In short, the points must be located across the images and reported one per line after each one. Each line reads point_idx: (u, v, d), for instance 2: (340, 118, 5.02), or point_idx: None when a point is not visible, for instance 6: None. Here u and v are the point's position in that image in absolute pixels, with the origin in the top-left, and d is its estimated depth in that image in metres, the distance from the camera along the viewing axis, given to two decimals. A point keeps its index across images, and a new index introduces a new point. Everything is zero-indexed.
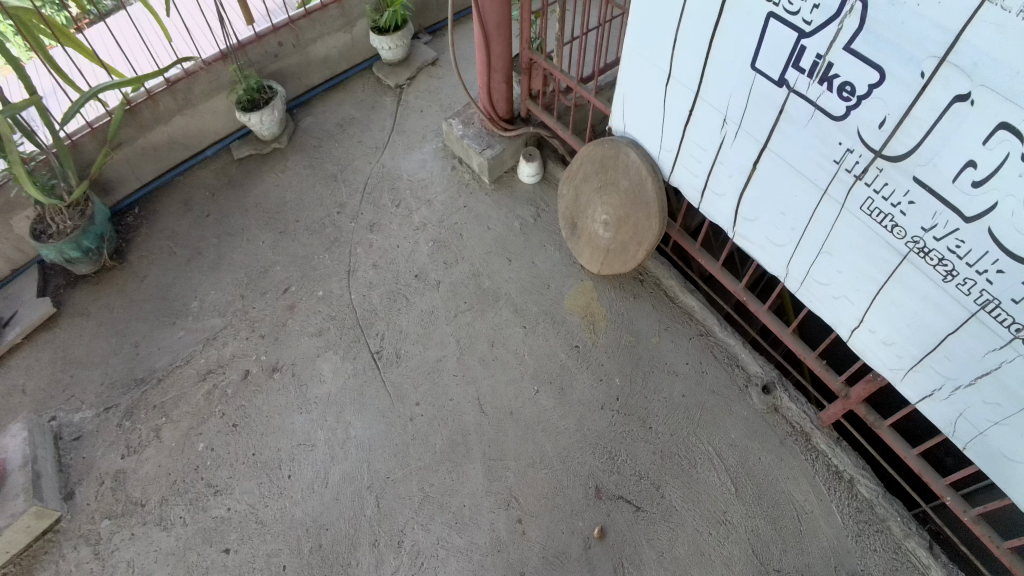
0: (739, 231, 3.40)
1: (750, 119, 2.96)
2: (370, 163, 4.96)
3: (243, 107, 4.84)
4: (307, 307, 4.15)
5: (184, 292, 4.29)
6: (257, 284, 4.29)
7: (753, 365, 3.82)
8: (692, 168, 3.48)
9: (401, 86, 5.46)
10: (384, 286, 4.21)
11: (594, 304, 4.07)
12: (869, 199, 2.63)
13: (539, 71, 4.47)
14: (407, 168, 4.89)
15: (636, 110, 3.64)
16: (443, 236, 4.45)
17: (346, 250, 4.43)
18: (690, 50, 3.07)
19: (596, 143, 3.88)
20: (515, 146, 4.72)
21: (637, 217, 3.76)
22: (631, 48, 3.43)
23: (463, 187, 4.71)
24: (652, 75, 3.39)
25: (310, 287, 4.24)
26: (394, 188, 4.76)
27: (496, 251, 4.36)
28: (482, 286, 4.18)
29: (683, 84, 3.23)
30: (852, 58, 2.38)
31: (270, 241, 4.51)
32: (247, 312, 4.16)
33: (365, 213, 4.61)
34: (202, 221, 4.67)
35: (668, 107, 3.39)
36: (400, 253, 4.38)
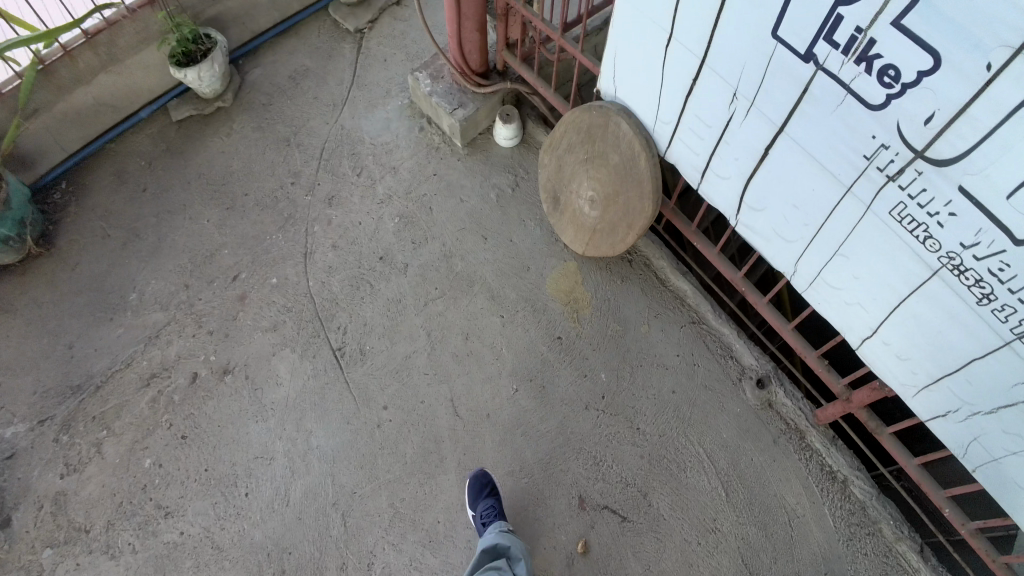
0: (742, 218, 3.02)
1: (765, 97, 2.55)
2: (325, 124, 4.40)
3: (177, 61, 4.23)
4: (258, 298, 3.74)
5: (121, 283, 3.88)
6: (204, 271, 3.85)
7: (747, 357, 3.52)
8: (692, 145, 3.05)
9: (361, 30, 4.83)
10: (344, 271, 3.78)
11: (578, 288, 3.70)
12: (900, 204, 2.28)
13: (517, 18, 3.90)
14: (369, 130, 4.35)
15: (631, 72, 3.16)
16: (410, 210, 3.98)
17: (301, 228, 3.96)
18: (698, 8, 2.60)
19: (581, 110, 3.38)
20: (490, 104, 4.18)
21: (627, 196, 3.33)
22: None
23: (431, 151, 4.21)
24: (650, 33, 2.92)
25: (262, 274, 3.81)
26: (354, 154, 4.24)
27: (469, 228, 3.91)
28: (453, 269, 3.76)
29: (688, 47, 2.76)
30: (901, 36, 1.97)
31: (216, 219, 4.04)
32: (193, 304, 3.76)
33: (322, 185, 4.11)
34: (139, 196, 4.18)
35: (668, 74, 2.94)
36: (359, 231, 3.92)
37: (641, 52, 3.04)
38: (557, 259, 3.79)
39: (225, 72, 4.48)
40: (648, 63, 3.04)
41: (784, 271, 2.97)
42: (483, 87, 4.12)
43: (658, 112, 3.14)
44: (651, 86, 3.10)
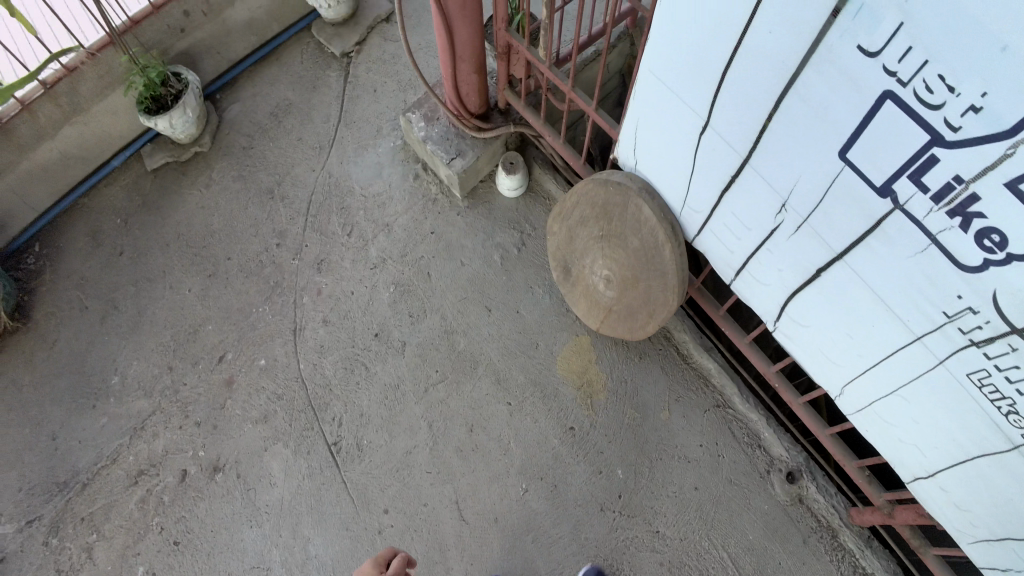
0: (780, 326, 2.64)
1: (819, 219, 2.12)
2: (311, 171, 4.01)
3: (146, 110, 3.88)
4: (246, 383, 3.49)
5: (101, 364, 3.62)
6: (188, 351, 3.59)
7: (776, 447, 3.23)
8: (726, 241, 2.63)
9: (348, 54, 4.38)
10: (337, 351, 3.50)
11: (592, 368, 3.41)
12: (984, 372, 1.90)
13: (520, 59, 3.42)
14: (359, 178, 3.96)
15: (655, 149, 2.70)
16: (407, 276, 3.64)
17: (289, 299, 3.65)
18: (744, 104, 2.15)
19: (593, 179, 2.96)
20: (491, 149, 3.77)
21: (648, 283, 2.95)
22: (653, 71, 2.46)
23: (427, 205, 3.82)
24: (681, 114, 2.46)
25: (250, 355, 3.54)
26: (344, 208, 3.87)
27: (471, 297, 3.58)
28: (455, 348, 3.47)
29: (728, 141, 2.31)
30: (1015, 201, 1.55)
31: (198, 289, 3.73)
32: (178, 391, 3.51)
33: (310, 247, 3.77)
34: (115, 261, 3.87)
35: (699, 162, 2.49)
36: (351, 303, 3.60)
37: (667, 131, 2.58)
38: (567, 333, 3.49)
39: (201, 113, 4.07)
40: (674, 144, 2.59)
41: (826, 389, 2.60)
42: (484, 131, 3.68)
43: (684, 197, 2.70)
44: (677, 169, 2.65)
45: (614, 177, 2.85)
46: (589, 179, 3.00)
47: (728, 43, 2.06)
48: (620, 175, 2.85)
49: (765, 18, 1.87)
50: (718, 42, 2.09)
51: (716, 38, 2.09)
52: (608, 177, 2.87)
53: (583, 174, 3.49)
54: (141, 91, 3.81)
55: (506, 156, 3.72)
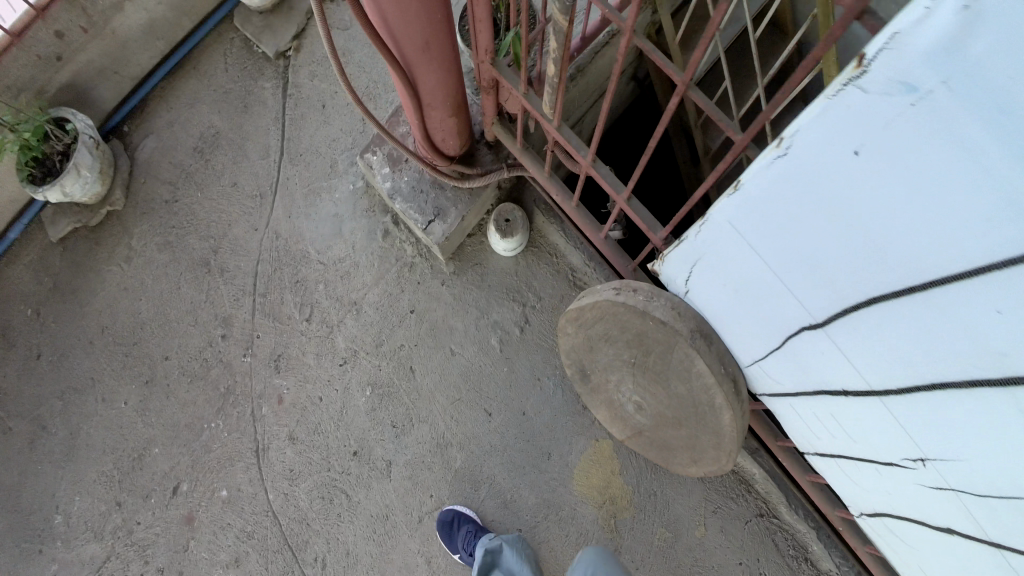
0: (869, 518, 1.98)
1: (982, 506, 1.37)
2: (254, 231, 3.16)
3: (32, 178, 3.03)
4: (208, 520, 2.92)
5: (40, 499, 3.05)
6: (134, 483, 3.00)
7: (828, 564, 2.61)
8: (802, 417, 1.86)
9: (287, 54, 3.37)
10: (311, 477, 2.87)
11: (613, 481, 2.75)
12: None
13: (512, 98, 2.34)
14: (315, 237, 3.09)
15: (703, 290, 1.81)
16: (387, 375, 2.90)
17: (246, 410, 2.98)
18: (881, 336, 1.30)
19: (611, 298, 2.08)
20: (477, 201, 2.81)
21: (693, 428, 2.20)
22: (711, 225, 1.51)
23: (402, 273, 2.97)
24: (752, 289, 1.56)
25: (209, 484, 2.94)
26: (300, 282, 3.06)
27: (468, 397, 2.83)
28: (452, 469, 2.80)
29: (837, 352, 1.46)
30: None
31: (138, 401, 3.07)
32: (133, 531, 2.97)
33: (263, 339, 3.04)
34: (33, 366, 3.18)
35: (777, 342, 1.64)
36: (321, 413, 2.92)
37: (728, 291, 1.69)
38: (582, 436, 2.78)
39: (106, 165, 3.19)
40: (737, 308, 1.71)
41: None
42: (470, 179, 2.72)
43: (749, 356, 1.87)
44: (738, 330, 1.80)
45: (653, 309, 1.97)
46: (609, 293, 2.11)
47: (879, 264, 1.16)
48: (661, 302, 1.97)
49: (992, 289, 0.99)
50: (856, 253, 1.19)
51: (854, 248, 1.18)
52: (645, 304, 2.00)
53: (603, 250, 2.56)
54: (19, 155, 2.95)
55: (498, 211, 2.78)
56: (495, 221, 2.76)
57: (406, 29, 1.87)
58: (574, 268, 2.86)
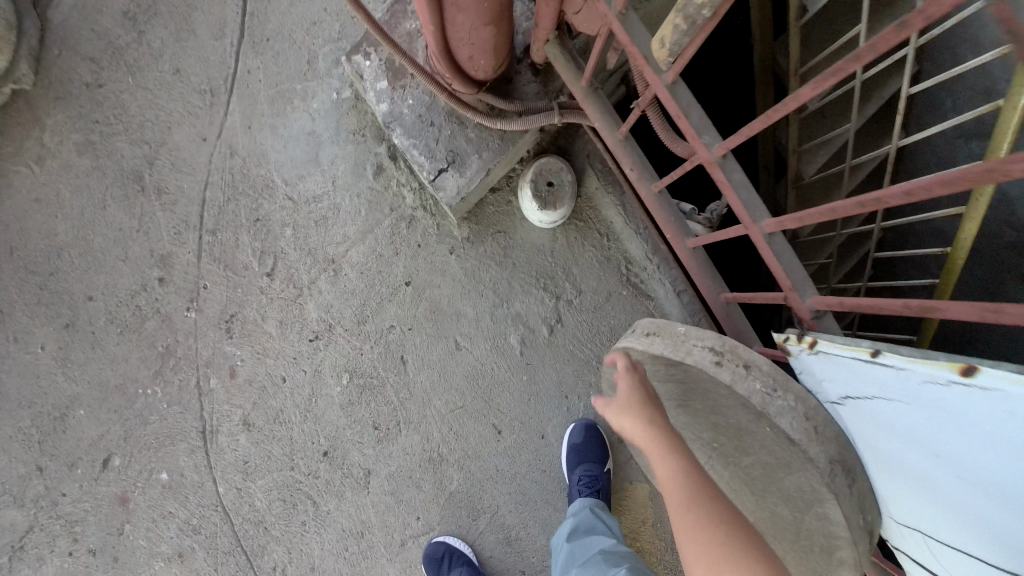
0: None
1: None
2: (202, 143, 2.31)
3: None
4: (145, 507, 2.39)
5: None
6: (58, 447, 2.42)
7: None
8: None
9: None
10: (269, 474, 2.29)
11: (638, 527, 2.21)
12: None
13: (591, 11, 1.40)
14: (282, 161, 2.25)
15: (888, 423, 1.15)
16: (370, 363, 2.21)
17: (190, 380, 2.31)
18: None
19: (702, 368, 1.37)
20: (512, 150, 2.03)
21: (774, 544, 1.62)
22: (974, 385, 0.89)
23: (398, 228, 2.20)
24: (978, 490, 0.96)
25: (144, 464, 2.37)
26: (261, 223, 2.24)
27: (472, 405, 2.18)
28: (445, 491, 2.22)
29: None
30: None
31: (56, 348, 2.39)
32: (58, 503, 2.41)
33: (210, 292, 2.27)
34: None
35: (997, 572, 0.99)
36: (283, 399, 2.26)
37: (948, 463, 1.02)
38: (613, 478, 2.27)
39: None
40: (931, 484, 1.09)
41: None
42: (503, 119, 1.85)
43: (911, 520, 1.24)
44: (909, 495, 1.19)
45: (776, 416, 1.30)
46: (697, 354, 1.39)
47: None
48: (786, 402, 1.29)
49: None
50: None
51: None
52: (761, 399, 1.31)
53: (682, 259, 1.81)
54: None
55: (535, 166, 2.02)
56: (531, 180, 2.01)
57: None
58: (629, 259, 2.15)
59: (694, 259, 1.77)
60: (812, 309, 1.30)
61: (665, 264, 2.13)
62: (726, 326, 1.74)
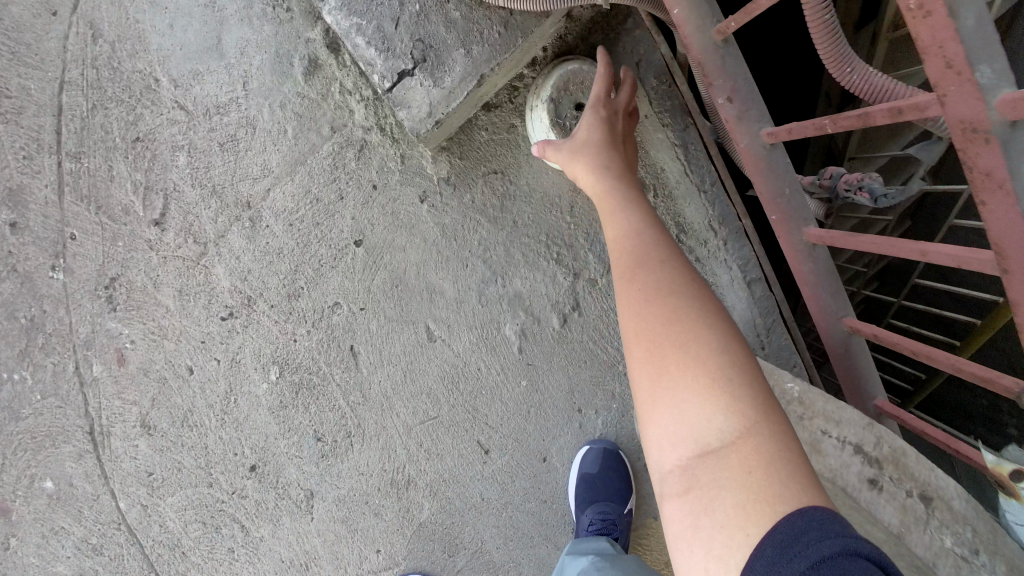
0: None
1: None
2: (50, 20, 1.49)
3: None
4: (30, 521, 1.75)
5: None
6: None
7: None
8: None
9: None
10: (182, 489, 1.70)
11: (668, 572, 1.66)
12: None
13: None
14: (169, 50, 1.47)
15: None
16: (311, 351, 1.54)
17: (66, 366, 1.66)
18: None
19: (847, 484, 1.18)
20: (523, 49, 1.31)
21: None
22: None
23: (342, 158, 1.48)
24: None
25: (23, 469, 1.72)
26: (142, 144, 1.50)
27: (454, 413, 1.55)
28: (413, 523, 1.62)
29: None
30: None
31: None
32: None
33: (79, 243, 1.56)
34: None
35: None
36: (191, 396, 1.62)
37: None
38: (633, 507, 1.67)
39: None
40: None
41: None
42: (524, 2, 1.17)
43: None
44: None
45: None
46: (830, 449, 1.21)
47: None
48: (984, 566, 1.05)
49: None
50: None
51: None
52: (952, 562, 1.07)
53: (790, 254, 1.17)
54: None
55: (557, 77, 1.32)
56: (551, 101, 1.31)
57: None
58: (684, 225, 1.56)
59: (809, 260, 1.16)
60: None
61: (734, 237, 1.56)
62: (839, 365, 1.28)
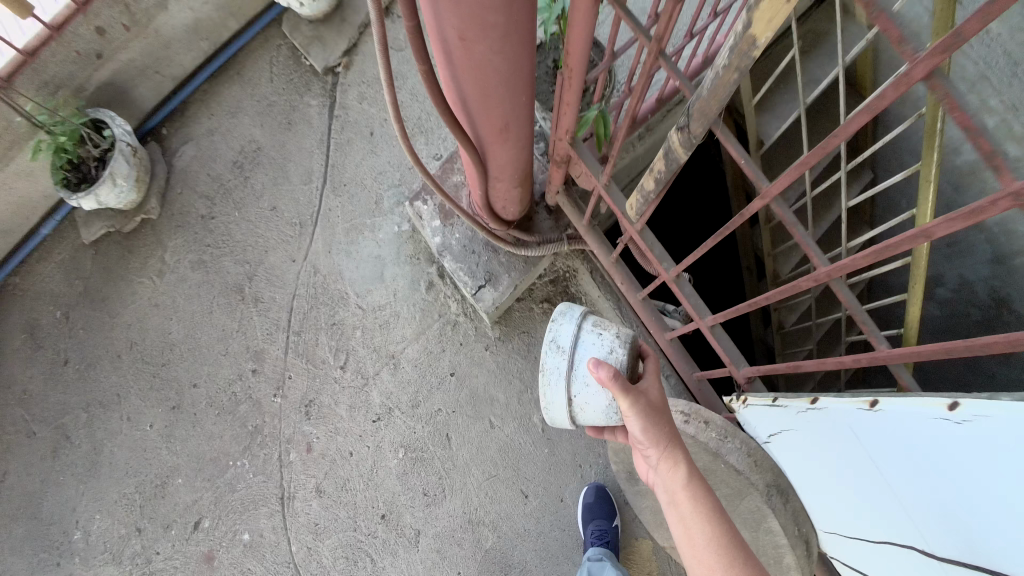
0: None
1: None
2: (291, 263, 2.87)
3: (66, 183, 2.68)
4: (228, 565, 2.49)
5: (60, 512, 2.50)
6: (156, 509, 2.52)
7: None
8: (860, 544, 1.67)
9: (336, 70, 3.18)
10: (337, 534, 2.55)
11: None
12: None
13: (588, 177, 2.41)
14: (355, 278, 2.87)
15: (792, 450, 1.85)
16: (423, 440, 2.68)
17: (273, 454, 2.62)
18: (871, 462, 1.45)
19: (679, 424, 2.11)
20: (531, 269, 2.75)
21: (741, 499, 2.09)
22: (881, 417, 1.35)
23: (446, 331, 2.81)
24: (923, 525, 1.34)
25: (231, 526, 2.52)
26: (336, 326, 2.80)
27: (504, 474, 2.65)
28: (482, 548, 2.58)
29: (868, 479, 1.50)
30: None
31: (164, 426, 2.61)
32: (152, 561, 2.48)
33: (293, 381, 2.71)
34: (58, 374, 2.64)
35: (840, 492, 1.67)
36: (350, 468, 2.62)
37: (804, 450, 1.77)
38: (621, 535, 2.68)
39: (144, 167, 2.82)
40: (803, 466, 1.83)
41: None
42: (527, 245, 2.68)
43: (822, 511, 1.86)
44: (876, 556, 1.59)
45: (727, 454, 2.02)
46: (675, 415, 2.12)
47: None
48: (734, 446, 2.02)
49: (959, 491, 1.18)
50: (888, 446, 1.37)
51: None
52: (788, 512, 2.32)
53: (667, 352, 2.49)
54: (59, 162, 2.62)
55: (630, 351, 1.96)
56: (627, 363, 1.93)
57: (470, 16, 1.56)
58: None
59: (670, 347, 2.46)
60: (745, 375, 2.03)
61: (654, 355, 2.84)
62: (700, 397, 2.41)
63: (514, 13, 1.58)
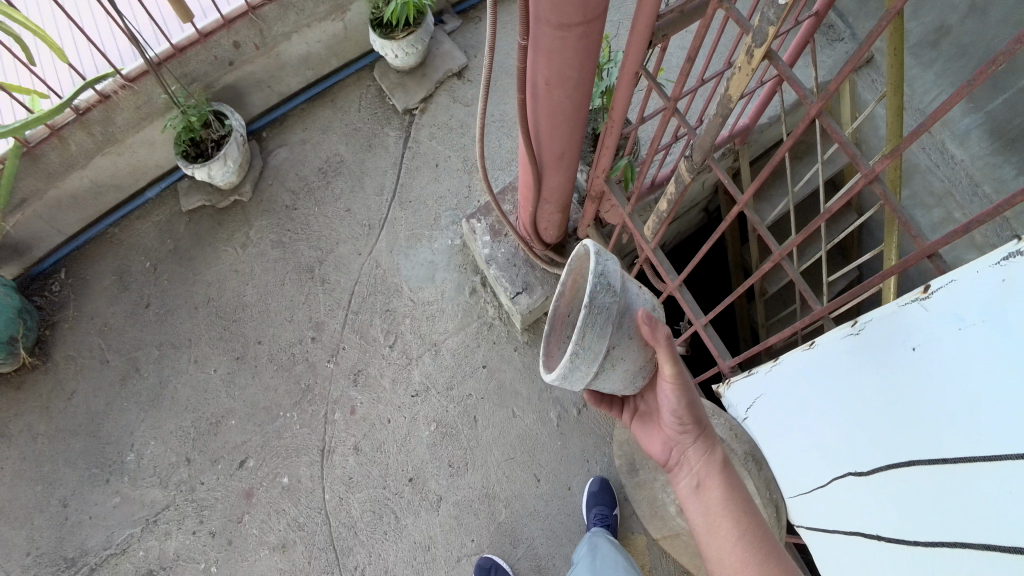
0: None
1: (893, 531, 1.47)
2: (356, 256, 3.29)
3: (183, 154, 3.12)
4: (265, 503, 2.80)
5: (118, 434, 2.90)
6: (210, 444, 2.88)
7: None
8: (805, 492, 2.00)
9: (411, 111, 3.63)
10: (367, 489, 2.83)
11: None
12: None
13: (614, 212, 2.95)
14: (409, 276, 3.25)
15: (759, 423, 2.24)
16: (453, 417, 2.97)
17: (320, 411, 2.95)
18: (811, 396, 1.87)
19: None
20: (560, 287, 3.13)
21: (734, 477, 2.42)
22: (817, 351, 1.83)
23: (484, 330, 3.15)
24: (843, 432, 1.72)
25: (272, 468, 2.85)
26: (388, 311, 3.17)
27: (521, 458, 2.91)
28: (496, 521, 2.80)
29: (810, 416, 1.90)
30: None
31: (225, 372, 3.01)
32: (195, 489, 2.81)
33: (347, 351, 3.07)
34: (138, 314, 3.10)
35: (791, 445, 2.05)
36: (387, 433, 2.93)
37: (766, 417, 2.18)
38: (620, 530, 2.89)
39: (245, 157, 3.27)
40: (765, 434, 2.21)
41: None
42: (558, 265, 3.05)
43: (780, 481, 2.20)
44: (814, 494, 1.92)
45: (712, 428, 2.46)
46: None
47: (962, 343, 1.22)
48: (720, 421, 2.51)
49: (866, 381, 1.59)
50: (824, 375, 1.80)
51: (914, 371, 1.39)
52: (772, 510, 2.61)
53: None
54: (179, 134, 3.03)
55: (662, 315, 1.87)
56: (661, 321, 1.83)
57: (557, 71, 2.10)
58: None
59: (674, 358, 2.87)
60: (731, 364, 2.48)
61: None
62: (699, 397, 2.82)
63: (587, 70, 2.12)
